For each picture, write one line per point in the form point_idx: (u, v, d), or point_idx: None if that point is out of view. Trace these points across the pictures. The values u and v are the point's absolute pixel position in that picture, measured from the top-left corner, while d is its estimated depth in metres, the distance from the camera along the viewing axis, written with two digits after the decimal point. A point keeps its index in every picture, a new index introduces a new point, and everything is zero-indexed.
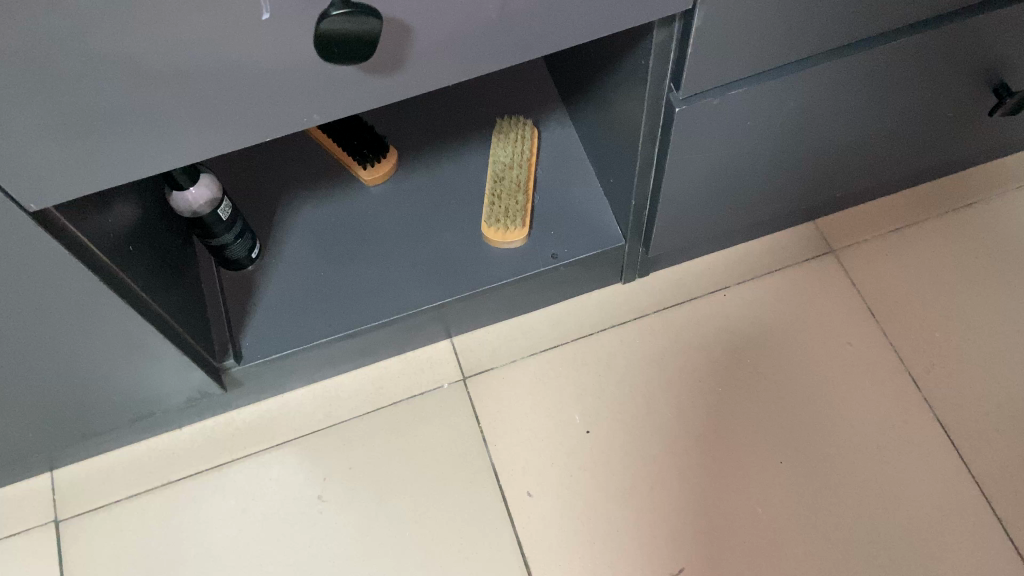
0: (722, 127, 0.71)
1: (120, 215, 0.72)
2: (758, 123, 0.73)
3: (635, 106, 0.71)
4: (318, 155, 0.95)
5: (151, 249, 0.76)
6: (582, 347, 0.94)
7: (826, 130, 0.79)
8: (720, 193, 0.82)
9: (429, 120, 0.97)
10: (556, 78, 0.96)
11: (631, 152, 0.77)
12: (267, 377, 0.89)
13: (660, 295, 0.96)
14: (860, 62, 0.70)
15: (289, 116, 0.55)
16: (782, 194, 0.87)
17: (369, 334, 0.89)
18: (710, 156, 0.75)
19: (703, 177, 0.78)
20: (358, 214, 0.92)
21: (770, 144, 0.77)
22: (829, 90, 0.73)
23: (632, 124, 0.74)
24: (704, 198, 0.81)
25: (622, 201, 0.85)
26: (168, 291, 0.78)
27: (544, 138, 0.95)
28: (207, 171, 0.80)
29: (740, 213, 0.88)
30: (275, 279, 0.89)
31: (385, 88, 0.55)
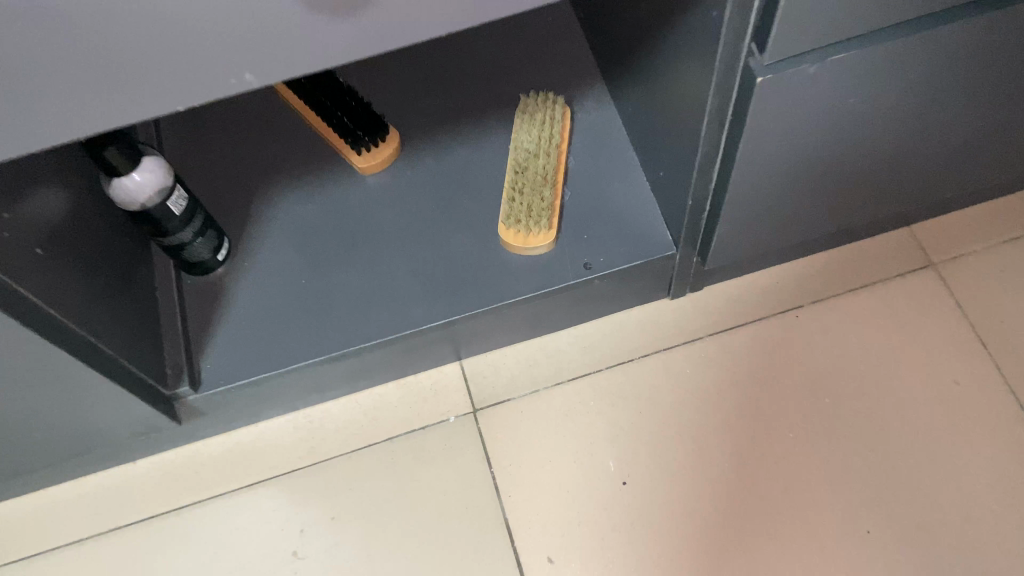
0: (815, 106, 0.54)
1: (41, 207, 0.56)
2: (863, 101, 0.55)
3: (698, 76, 0.54)
4: (306, 137, 0.79)
5: (86, 254, 0.61)
6: (620, 376, 0.77)
7: (945, 113, 0.61)
8: (804, 193, 0.64)
9: (439, 97, 0.80)
10: (594, 50, 0.79)
11: (691, 138, 0.60)
12: (235, 405, 0.73)
13: (717, 315, 0.79)
14: (1005, 20, 0.52)
15: (198, 73, 0.39)
16: (878, 194, 0.70)
17: (360, 358, 0.72)
18: (795, 145, 0.57)
19: (786, 173, 0.60)
20: (350, 210, 0.76)
21: (874, 130, 0.59)
22: (960, 58, 0.55)
23: (694, 102, 0.56)
24: (783, 197, 0.64)
25: (675, 200, 0.67)
26: (106, 307, 0.61)
27: (578, 121, 0.78)
28: (155, 154, 0.64)
29: (825, 219, 0.70)
30: (246, 288, 0.73)
31: (344, 38, 0.39)
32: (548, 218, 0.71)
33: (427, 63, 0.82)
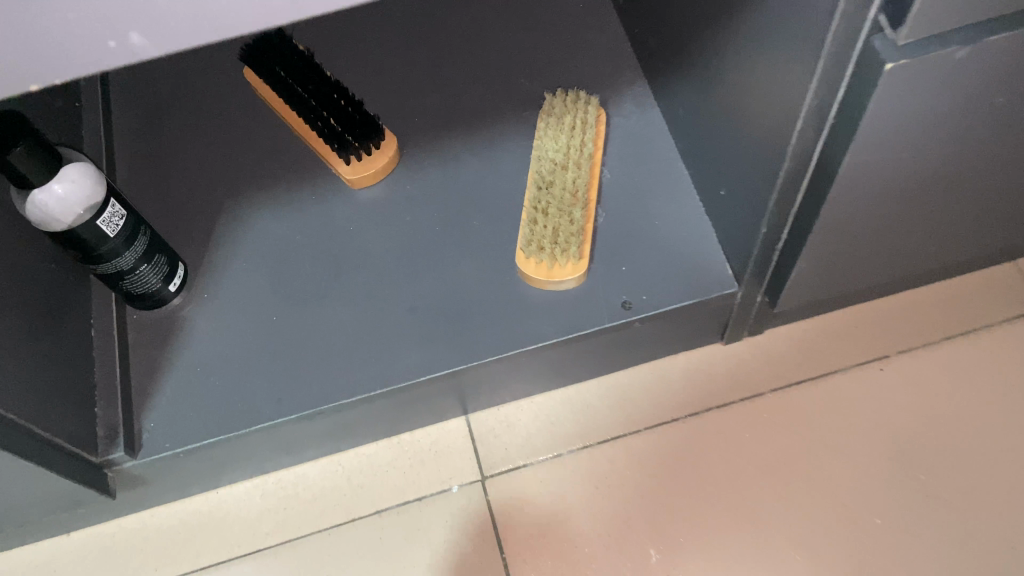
0: (953, 109, 0.40)
1: None
2: (1015, 101, 0.41)
3: (794, 63, 0.40)
4: (286, 142, 0.66)
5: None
6: (663, 439, 0.62)
7: None
8: (912, 223, 0.50)
9: (447, 96, 0.66)
10: (637, 42, 0.65)
11: (774, 148, 0.46)
12: (187, 471, 0.59)
13: (781, 366, 0.65)
14: None
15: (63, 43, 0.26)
16: (997, 225, 0.55)
17: (343, 415, 0.59)
18: (917, 160, 0.43)
19: (899, 197, 0.46)
20: (336, 231, 0.62)
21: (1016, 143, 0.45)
22: None
23: (785, 100, 0.42)
24: (885, 227, 0.49)
25: (744, 227, 0.53)
26: (20, 357, 0.48)
27: (615, 127, 0.64)
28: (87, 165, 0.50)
29: (926, 255, 0.56)
30: (204, 325, 0.59)
31: None
32: (578, 248, 0.57)
33: (432, 56, 0.68)
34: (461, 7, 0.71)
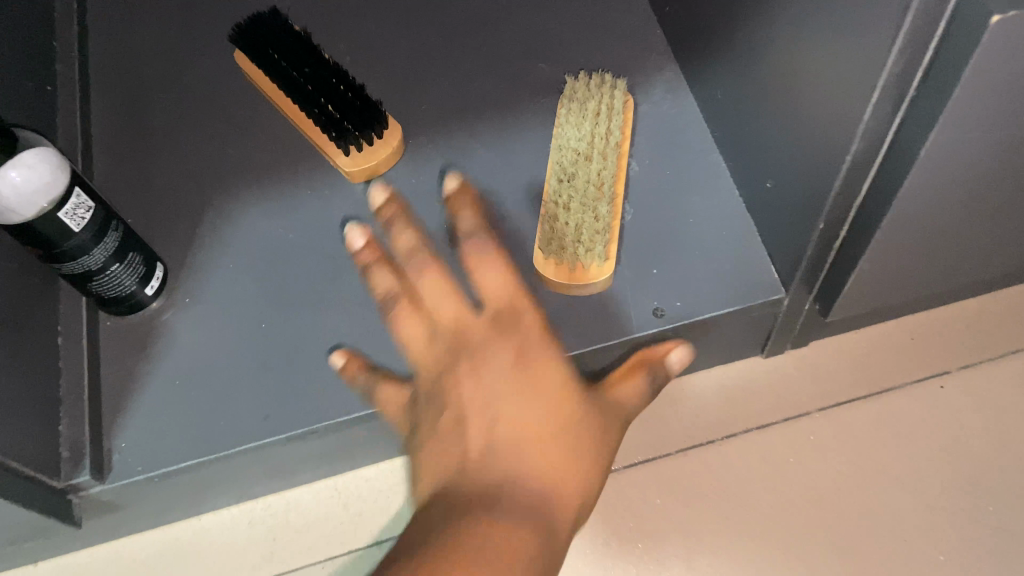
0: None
1: None
2: None
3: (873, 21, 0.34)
4: (280, 132, 0.59)
5: None
6: (698, 463, 0.56)
7: None
8: (991, 219, 0.43)
9: (458, 83, 0.60)
10: (668, 23, 0.59)
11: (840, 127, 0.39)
12: (164, 496, 0.52)
13: (828, 382, 0.58)
14: None
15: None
16: None
17: (339, 435, 0.52)
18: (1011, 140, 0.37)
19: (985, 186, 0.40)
20: (334, 230, 0.56)
21: None
22: None
23: (860, 66, 0.36)
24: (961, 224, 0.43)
25: (799, 224, 0.47)
26: None
27: (643, 117, 0.58)
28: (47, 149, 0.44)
29: (1000, 257, 0.49)
30: (185, 333, 0.53)
31: None
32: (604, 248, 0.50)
33: (442, 38, 0.62)
34: None
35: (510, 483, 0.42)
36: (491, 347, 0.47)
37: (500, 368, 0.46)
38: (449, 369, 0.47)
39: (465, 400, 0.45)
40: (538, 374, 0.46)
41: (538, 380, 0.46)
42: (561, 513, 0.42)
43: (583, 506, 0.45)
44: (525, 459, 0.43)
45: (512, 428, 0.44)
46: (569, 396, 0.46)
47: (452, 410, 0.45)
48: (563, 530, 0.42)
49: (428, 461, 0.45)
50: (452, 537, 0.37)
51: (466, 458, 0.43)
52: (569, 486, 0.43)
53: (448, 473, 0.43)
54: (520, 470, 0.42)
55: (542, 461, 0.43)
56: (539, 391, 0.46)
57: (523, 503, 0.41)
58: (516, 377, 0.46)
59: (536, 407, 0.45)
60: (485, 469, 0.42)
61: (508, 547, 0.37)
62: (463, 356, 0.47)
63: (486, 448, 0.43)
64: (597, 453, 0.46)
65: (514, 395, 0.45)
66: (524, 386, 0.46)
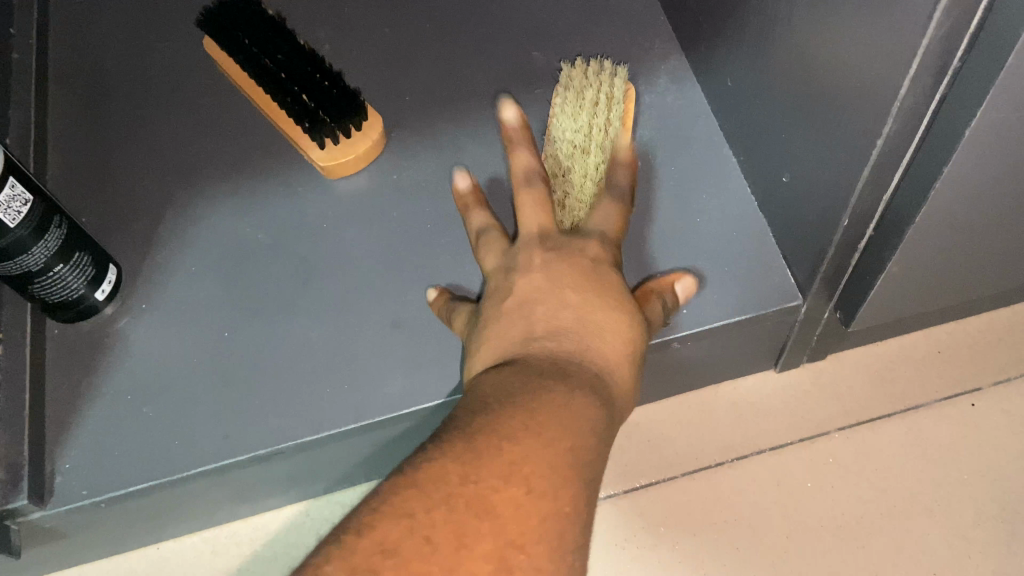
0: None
1: None
2: None
3: None
4: (252, 124, 0.55)
5: None
6: (706, 487, 0.51)
7: None
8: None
9: (445, 72, 0.56)
10: (673, 7, 0.55)
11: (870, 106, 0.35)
12: (115, 523, 0.47)
13: (848, 399, 0.53)
14: None
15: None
16: None
17: (309, 454, 0.47)
18: None
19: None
20: (309, 230, 0.52)
21: None
22: None
23: (896, 34, 0.31)
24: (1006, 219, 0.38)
25: (820, 220, 0.42)
26: None
27: (645, 108, 0.54)
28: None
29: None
30: (141, 342, 0.48)
31: None
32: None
33: (429, 24, 0.58)
34: None
35: (574, 353, 0.34)
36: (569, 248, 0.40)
37: (564, 250, 0.40)
38: (518, 270, 0.40)
39: (538, 289, 0.37)
40: (600, 255, 0.40)
41: (614, 295, 0.38)
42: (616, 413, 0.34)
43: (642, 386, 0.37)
44: (586, 321, 0.35)
45: (580, 288, 0.37)
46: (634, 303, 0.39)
47: (517, 295, 0.38)
48: (620, 402, 0.34)
49: (484, 348, 0.36)
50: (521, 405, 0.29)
51: (531, 334, 0.35)
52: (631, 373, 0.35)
53: (512, 346, 0.35)
54: (575, 317, 0.35)
55: (605, 316, 0.36)
56: (598, 261, 0.39)
57: (589, 371, 0.33)
58: (589, 276, 0.38)
59: (610, 301, 0.37)
60: (558, 337, 0.34)
61: (584, 435, 0.29)
62: (539, 253, 0.40)
63: (554, 325, 0.35)
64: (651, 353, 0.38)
65: (583, 269, 0.38)
66: (586, 265, 0.39)
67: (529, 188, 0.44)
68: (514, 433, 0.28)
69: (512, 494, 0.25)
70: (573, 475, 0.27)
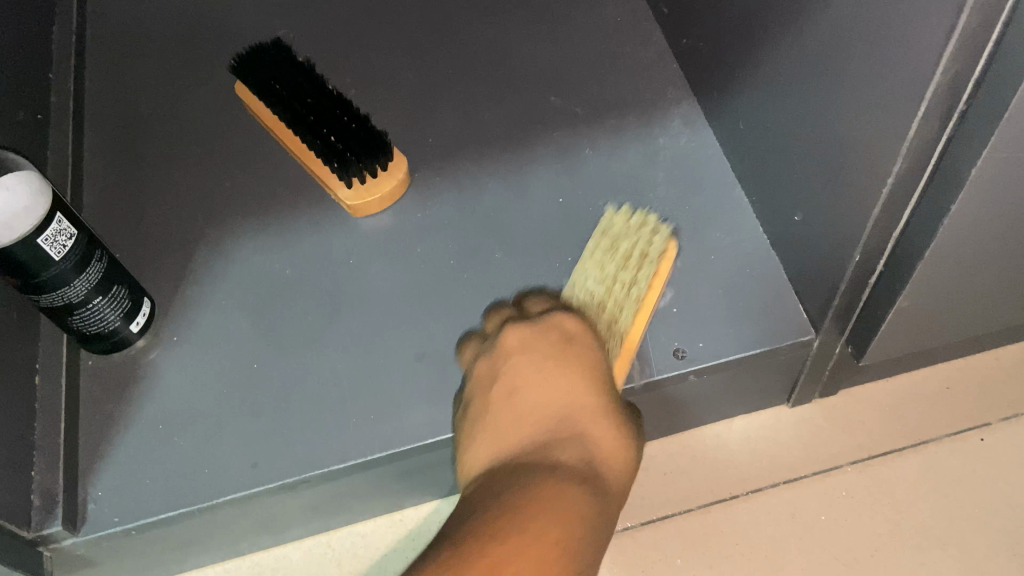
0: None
1: None
2: None
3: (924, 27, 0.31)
4: (280, 164, 0.57)
5: None
6: (721, 519, 0.52)
7: None
8: None
9: (466, 116, 0.58)
10: (686, 55, 0.57)
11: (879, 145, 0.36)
12: (143, 550, 0.48)
13: (861, 433, 0.54)
14: None
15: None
16: None
17: (334, 484, 0.48)
18: None
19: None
20: (335, 265, 0.53)
21: None
22: None
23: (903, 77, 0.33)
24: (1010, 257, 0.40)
25: (832, 256, 0.44)
26: None
27: (660, 151, 0.56)
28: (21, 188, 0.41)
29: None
30: (172, 373, 0.50)
31: None
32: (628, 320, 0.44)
33: (451, 69, 0.60)
34: (483, 16, 0.63)
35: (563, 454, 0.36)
36: (549, 326, 0.41)
37: (539, 329, 0.41)
38: (496, 354, 0.41)
39: (519, 379, 0.39)
40: (578, 332, 0.41)
41: (593, 373, 0.39)
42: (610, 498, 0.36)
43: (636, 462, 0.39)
44: (568, 415, 0.38)
45: (562, 377, 0.39)
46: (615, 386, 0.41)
47: (504, 386, 0.40)
48: (611, 491, 0.36)
49: (475, 441, 0.39)
50: (504, 507, 0.31)
51: (518, 433, 0.37)
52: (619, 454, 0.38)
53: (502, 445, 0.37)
54: (557, 409, 0.38)
55: (586, 409, 0.38)
56: (577, 338, 0.41)
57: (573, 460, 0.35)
58: (567, 357, 0.40)
59: (588, 383, 0.39)
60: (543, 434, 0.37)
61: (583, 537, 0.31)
62: (512, 340, 0.41)
63: (534, 423, 0.37)
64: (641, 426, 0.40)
65: (558, 349, 0.40)
66: (559, 344, 0.40)
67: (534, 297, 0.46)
68: (502, 532, 0.30)
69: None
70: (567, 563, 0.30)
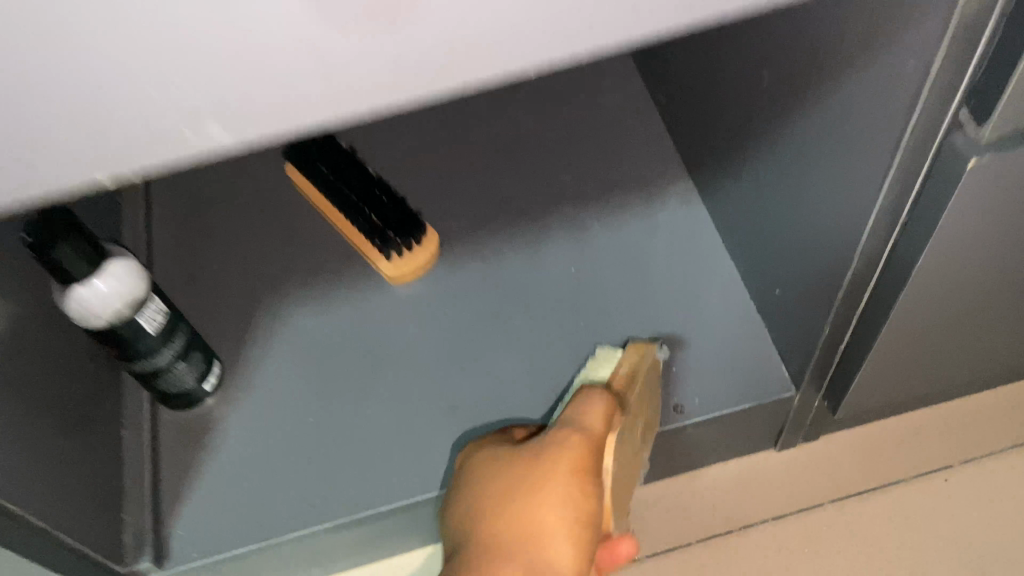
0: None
1: None
2: None
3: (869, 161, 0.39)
4: (325, 237, 0.65)
5: (39, 391, 0.46)
6: (716, 552, 0.59)
7: None
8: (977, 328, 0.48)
9: (488, 194, 0.66)
10: (682, 140, 0.65)
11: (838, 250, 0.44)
12: None
13: (838, 475, 0.61)
14: None
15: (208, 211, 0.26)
16: None
17: (378, 524, 0.56)
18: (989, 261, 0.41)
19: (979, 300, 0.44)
20: (376, 329, 0.61)
21: None
22: None
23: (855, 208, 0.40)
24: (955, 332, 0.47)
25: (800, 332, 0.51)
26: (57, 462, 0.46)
27: (659, 226, 0.64)
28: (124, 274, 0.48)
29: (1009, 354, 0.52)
30: (237, 426, 0.57)
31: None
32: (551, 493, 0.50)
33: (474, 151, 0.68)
34: (502, 100, 0.71)
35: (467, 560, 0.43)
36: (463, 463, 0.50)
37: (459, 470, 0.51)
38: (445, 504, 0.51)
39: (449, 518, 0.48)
40: (484, 452, 0.49)
41: (487, 474, 0.47)
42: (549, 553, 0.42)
43: (554, 488, 0.43)
44: (473, 522, 0.45)
45: (466, 499, 0.47)
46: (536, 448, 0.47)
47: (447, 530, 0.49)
48: (520, 556, 0.42)
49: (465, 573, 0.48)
50: None
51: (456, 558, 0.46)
52: (544, 507, 0.43)
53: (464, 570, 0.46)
54: (468, 523, 0.46)
55: (481, 508, 0.45)
56: (480, 456, 0.49)
57: (473, 563, 0.43)
58: (471, 479, 0.48)
59: (482, 484, 0.46)
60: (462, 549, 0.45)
61: None
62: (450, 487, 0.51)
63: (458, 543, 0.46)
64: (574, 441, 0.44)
65: (470, 475, 0.48)
66: (468, 473, 0.49)
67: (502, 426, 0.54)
68: None
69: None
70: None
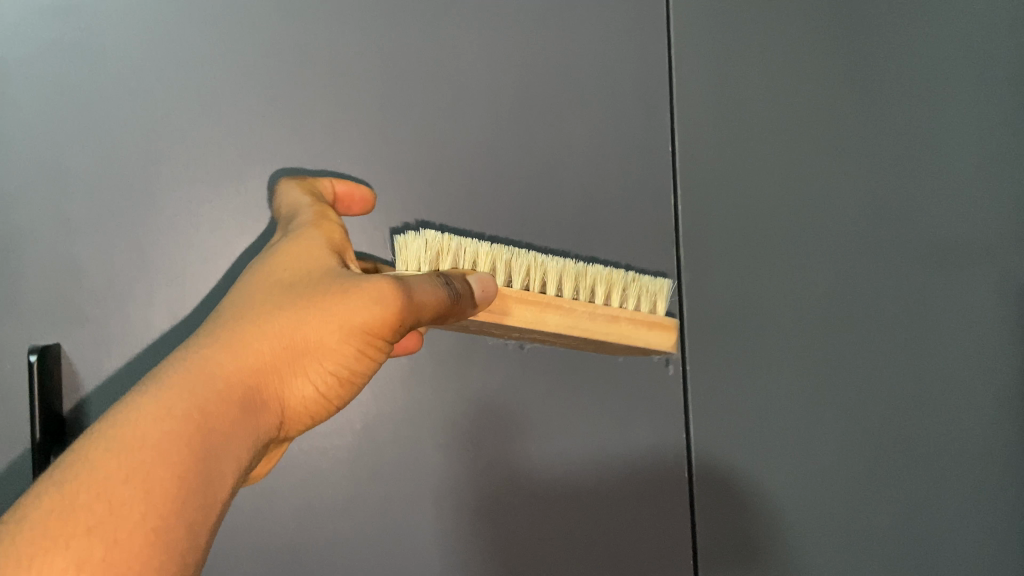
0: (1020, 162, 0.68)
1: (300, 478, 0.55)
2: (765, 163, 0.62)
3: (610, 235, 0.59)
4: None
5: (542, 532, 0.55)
6: None
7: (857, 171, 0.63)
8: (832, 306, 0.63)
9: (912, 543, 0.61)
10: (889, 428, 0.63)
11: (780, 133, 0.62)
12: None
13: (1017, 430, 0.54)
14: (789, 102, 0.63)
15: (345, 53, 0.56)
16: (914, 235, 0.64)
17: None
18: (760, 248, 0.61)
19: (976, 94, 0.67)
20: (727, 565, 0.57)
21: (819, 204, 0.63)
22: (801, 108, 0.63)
23: (813, 330, 0.63)
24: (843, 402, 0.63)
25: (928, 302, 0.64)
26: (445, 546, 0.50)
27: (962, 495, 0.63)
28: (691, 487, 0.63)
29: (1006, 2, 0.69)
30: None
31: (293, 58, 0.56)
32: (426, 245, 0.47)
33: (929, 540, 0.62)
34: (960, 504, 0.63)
35: (240, 338, 0.36)
36: (266, 273, 0.41)
37: (250, 295, 0.40)
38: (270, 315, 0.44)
39: (255, 289, 0.40)
40: (287, 276, 0.41)
41: (298, 286, 0.40)
42: (328, 355, 0.38)
43: (342, 346, 0.39)
44: (249, 314, 0.38)
45: (265, 288, 0.40)
46: (328, 221, 0.46)
47: (230, 304, 0.40)
48: (252, 410, 0.35)
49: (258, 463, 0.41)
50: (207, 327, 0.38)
51: (230, 325, 0.37)
52: (352, 304, 0.39)
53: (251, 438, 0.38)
54: (261, 300, 0.39)
55: (257, 311, 0.38)
56: (294, 251, 0.43)
57: (262, 323, 0.37)
58: (269, 305, 0.38)
59: (264, 326, 0.37)
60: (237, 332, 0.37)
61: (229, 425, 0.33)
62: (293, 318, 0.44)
63: (246, 306, 0.39)
64: (385, 286, 0.39)
65: (273, 285, 0.40)
66: (280, 281, 0.41)
67: (310, 233, 0.44)
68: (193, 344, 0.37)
69: (68, 483, 0.27)
70: (163, 466, 0.28)
